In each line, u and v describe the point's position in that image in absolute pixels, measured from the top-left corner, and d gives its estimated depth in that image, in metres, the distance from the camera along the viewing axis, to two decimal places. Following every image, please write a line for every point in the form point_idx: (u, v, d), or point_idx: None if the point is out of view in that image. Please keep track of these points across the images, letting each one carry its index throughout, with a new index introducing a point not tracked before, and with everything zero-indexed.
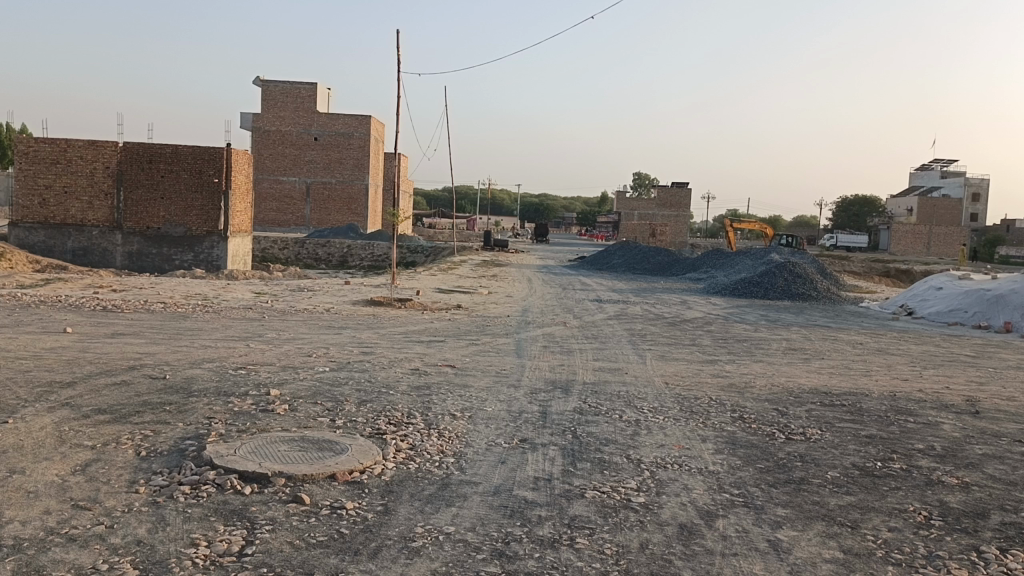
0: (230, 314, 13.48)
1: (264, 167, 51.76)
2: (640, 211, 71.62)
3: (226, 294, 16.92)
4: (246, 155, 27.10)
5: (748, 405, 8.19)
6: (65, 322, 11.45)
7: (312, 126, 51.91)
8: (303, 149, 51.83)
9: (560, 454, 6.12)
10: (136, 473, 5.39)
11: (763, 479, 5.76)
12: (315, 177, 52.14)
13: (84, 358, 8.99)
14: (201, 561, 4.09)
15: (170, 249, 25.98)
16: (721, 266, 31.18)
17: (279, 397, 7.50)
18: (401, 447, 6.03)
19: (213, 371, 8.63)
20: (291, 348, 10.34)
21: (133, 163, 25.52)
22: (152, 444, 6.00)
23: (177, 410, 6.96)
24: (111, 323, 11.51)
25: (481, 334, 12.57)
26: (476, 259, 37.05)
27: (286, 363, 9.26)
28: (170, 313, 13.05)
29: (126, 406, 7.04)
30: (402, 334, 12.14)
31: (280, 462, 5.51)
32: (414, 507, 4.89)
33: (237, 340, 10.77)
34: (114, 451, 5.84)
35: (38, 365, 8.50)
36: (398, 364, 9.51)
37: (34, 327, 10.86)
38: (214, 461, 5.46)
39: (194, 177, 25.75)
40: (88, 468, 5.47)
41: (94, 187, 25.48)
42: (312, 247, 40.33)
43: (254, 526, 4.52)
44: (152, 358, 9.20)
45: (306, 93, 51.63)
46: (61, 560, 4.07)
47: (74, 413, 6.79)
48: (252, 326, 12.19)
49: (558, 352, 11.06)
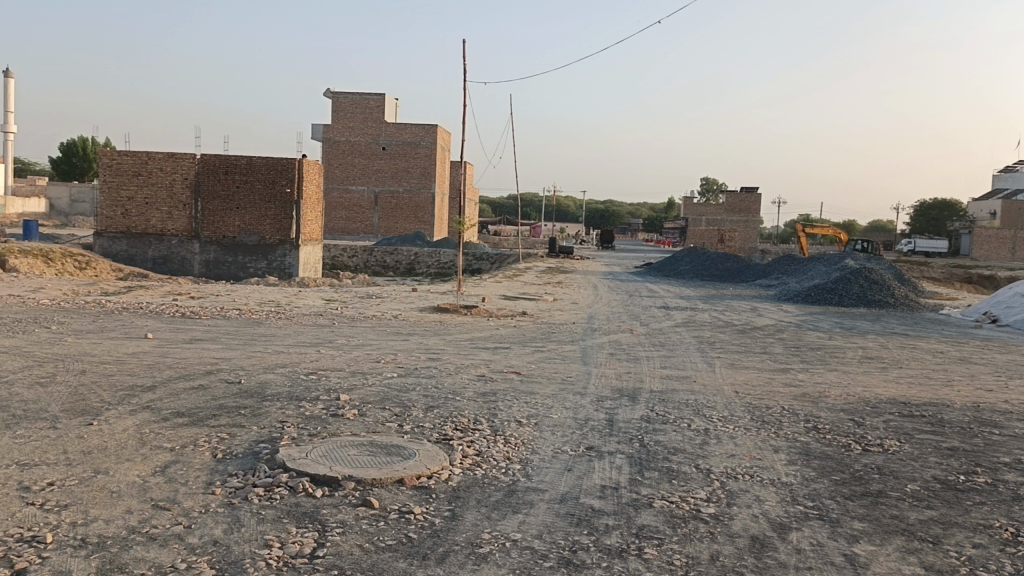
0: (300, 320, 13.79)
1: (334, 177, 52.89)
2: (708, 216, 70.51)
3: (298, 301, 17.36)
4: (317, 166, 27.75)
5: (822, 415, 7.96)
6: (147, 327, 11.90)
7: (380, 136, 52.79)
8: (371, 159, 52.79)
9: (627, 462, 6.06)
10: (212, 474, 5.56)
11: (838, 491, 5.59)
12: (383, 186, 53.02)
13: (164, 362, 9.32)
14: (275, 562, 4.18)
15: (244, 257, 26.71)
16: (793, 272, 30.47)
17: (348, 402, 7.63)
18: (468, 454, 6.07)
19: (285, 376, 8.84)
20: (361, 354, 10.51)
21: (210, 175, 26.40)
22: (228, 447, 6.17)
23: (251, 414, 7.14)
24: (189, 329, 11.92)
25: (547, 341, 12.56)
26: (543, 266, 37.06)
27: (355, 369, 9.41)
28: (245, 320, 13.45)
29: (204, 410, 7.26)
30: (468, 341, 12.23)
31: (349, 466, 5.60)
32: (481, 513, 4.90)
33: (308, 346, 11.01)
34: (192, 453, 6.03)
35: (120, 369, 8.83)
36: (464, 370, 9.57)
37: (118, 333, 11.31)
38: (287, 464, 5.58)
39: (267, 187, 26.46)
40: (168, 469, 5.66)
41: (174, 199, 26.45)
42: (380, 254, 40.96)
43: (325, 529, 4.60)
44: (228, 363, 9.47)
45: (375, 104, 52.58)
46: (142, 558, 4.22)
47: (154, 416, 7.03)
48: (323, 332, 12.46)
49: (625, 359, 10.98)
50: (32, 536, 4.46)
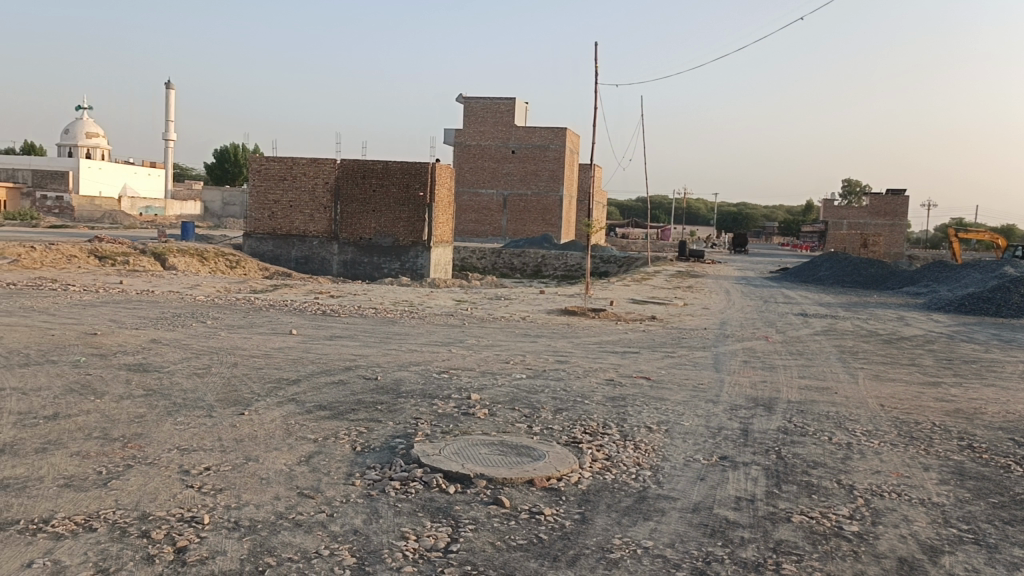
0: (432, 320, 14.18)
1: (465, 180, 54.01)
2: (849, 220, 67.25)
3: (430, 301, 17.85)
4: (449, 170, 28.45)
5: (979, 433, 7.43)
6: (291, 324, 12.57)
7: (510, 139, 53.42)
8: (501, 162, 53.51)
9: (763, 474, 5.88)
10: (352, 466, 5.80)
11: (996, 515, 5.21)
12: (512, 189, 53.68)
13: (307, 357, 9.82)
14: (411, 553, 4.32)
15: (379, 258, 27.72)
16: (944, 279, 28.60)
17: (479, 401, 7.79)
18: (598, 457, 6.06)
19: (419, 373, 9.11)
20: (490, 355, 10.69)
21: (349, 179, 27.56)
22: (366, 440, 6.43)
23: (388, 410, 7.41)
24: (329, 326, 12.49)
25: (678, 347, 12.34)
26: (672, 270, 36.44)
27: (485, 369, 9.59)
28: (381, 318, 13.96)
29: (344, 404, 7.60)
30: (597, 344, 12.20)
31: (481, 464, 5.71)
32: (611, 518, 4.89)
33: (440, 345, 11.30)
34: (333, 445, 6.32)
35: (268, 363, 9.37)
36: (593, 374, 9.56)
37: (265, 328, 12.00)
38: (421, 459, 5.76)
39: (402, 191, 27.35)
40: (312, 459, 5.96)
41: (316, 202, 27.80)
42: (508, 257, 41.45)
43: (458, 525, 4.71)
44: (365, 360, 9.86)
45: (505, 107, 53.32)
46: (289, 543, 4.46)
47: (298, 408, 7.42)
48: (454, 332, 12.77)
49: (760, 368, 10.64)
50: (192, 516, 4.81)
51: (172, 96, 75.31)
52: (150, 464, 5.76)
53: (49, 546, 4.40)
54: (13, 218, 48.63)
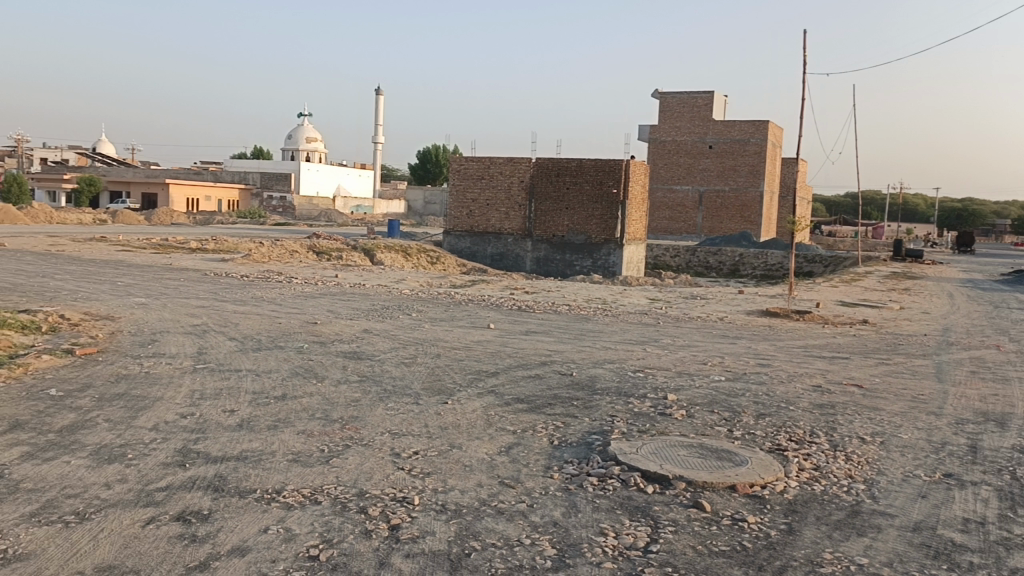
0: (626, 318, 14.13)
1: (659, 177, 53.37)
2: None
3: (623, 299, 17.81)
4: (643, 167, 28.16)
5: None
6: (490, 318, 13.02)
7: (707, 134, 52.05)
8: (697, 158, 52.29)
9: (995, 496, 5.35)
10: (550, 460, 5.92)
11: None
12: (709, 185, 52.22)
13: (505, 351, 10.13)
14: (610, 550, 4.35)
15: (572, 255, 27.91)
16: None
17: (676, 402, 7.67)
18: (805, 467, 5.78)
19: (614, 371, 9.12)
20: (687, 355, 10.50)
21: (543, 177, 28.10)
22: (563, 435, 6.54)
23: (584, 406, 7.49)
24: (526, 322, 12.82)
25: (893, 354, 11.48)
26: (884, 270, 33.89)
27: (681, 370, 9.42)
28: (575, 315, 14.13)
29: (541, 398, 7.78)
30: (801, 348, 11.62)
31: (680, 466, 5.63)
32: (821, 531, 4.65)
33: (635, 343, 11.24)
34: (532, 438, 6.48)
35: (468, 355, 9.77)
36: (797, 379, 9.12)
37: (466, 322, 12.52)
38: (619, 457, 5.78)
39: (596, 189, 27.40)
40: (512, 450, 6.14)
41: (511, 200, 28.59)
42: (703, 255, 40.49)
43: (657, 525, 4.68)
44: (561, 356, 10.01)
45: (703, 102, 52.10)
46: (493, 530, 4.63)
47: (498, 400, 7.67)
48: (649, 331, 12.66)
49: (990, 380, 9.67)
50: (403, 497, 5.12)
51: (381, 101, 80.25)
52: (366, 445, 6.19)
53: (281, 514, 4.86)
54: (245, 216, 54.00)
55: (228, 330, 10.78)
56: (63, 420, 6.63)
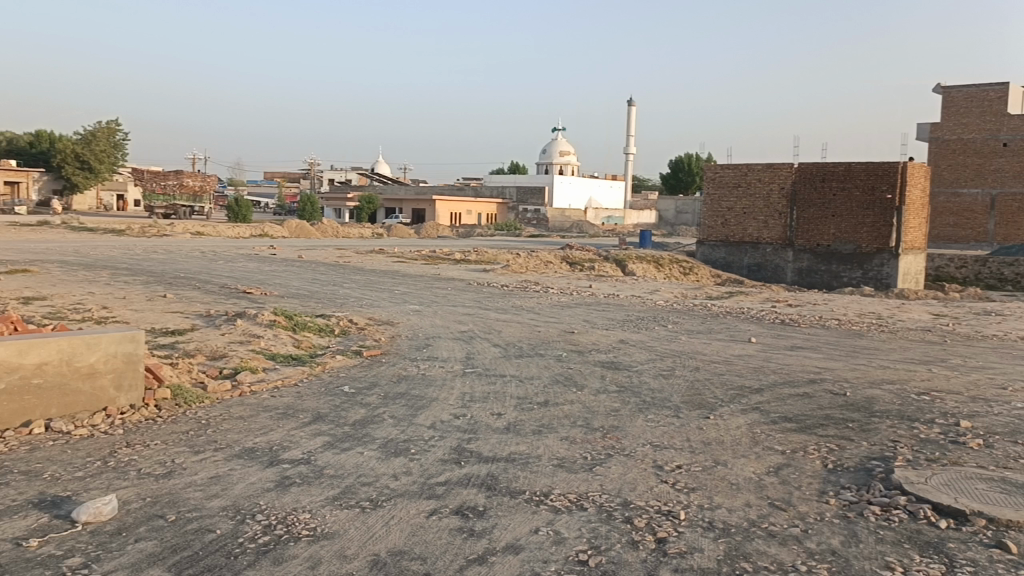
0: (906, 335, 12.93)
1: (941, 180, 48.04)
2: None
3: (902, 314, 16.31)
4: (923, 169, 25.67)
5: None
6: (751, 332, 12.55)
7: (1001, 130, 45.78)
8: (989, 157, 46.15)
9: None
10: (825, 484, 5.58)
11: None
12: (1003, 187, 45.69)
13: (768, 367, 9.72)
14: None
15: (838, 266, 26.12)
16: None
17: (970, 430, 6.89)
18: None
19: (894, 393, 8.38)
20: (981, 378, 9.38)
21: (806, 183, 26.68)
22: (838, 458, 6.14)
23: (860, 429, 6.97)
24: (790, 336, 12.19)
25: None
26: None
27: (977, 395, 8.41)
28: (845, 330, 13.19)
29: (811, 418, 7.36)
30: None
31: (979, 501, 5.06)
32: None
33: (918, 363, 10.26)
34: (803, 459, 6.15)
35: (729, 370, 9.49)
36: None
37: (725, 335, 12.17)
38: (904, 486, 5.31)
39: (867, 194, 25.38)
40: (781, 471, 5.88)
41: (770, 208, 27.47)
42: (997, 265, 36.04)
43: (954, 564, 4.24)
44: (831, 374, 9.40)
45: (995, 94, 46.21)
46: (764, 552, 4.46)
47: (764, 417, 7.37)
48: (934, 349, 11.48)
49: None
50: (669, 510, 5.09)
51: (633, 112, 80.66)
52: (628, 456, 6.24)
53: (550, 517, 5.03)
54: (503, 228, 56.80)
55: (493, 337, 11.38)
56: (355, 414, 7.38)
